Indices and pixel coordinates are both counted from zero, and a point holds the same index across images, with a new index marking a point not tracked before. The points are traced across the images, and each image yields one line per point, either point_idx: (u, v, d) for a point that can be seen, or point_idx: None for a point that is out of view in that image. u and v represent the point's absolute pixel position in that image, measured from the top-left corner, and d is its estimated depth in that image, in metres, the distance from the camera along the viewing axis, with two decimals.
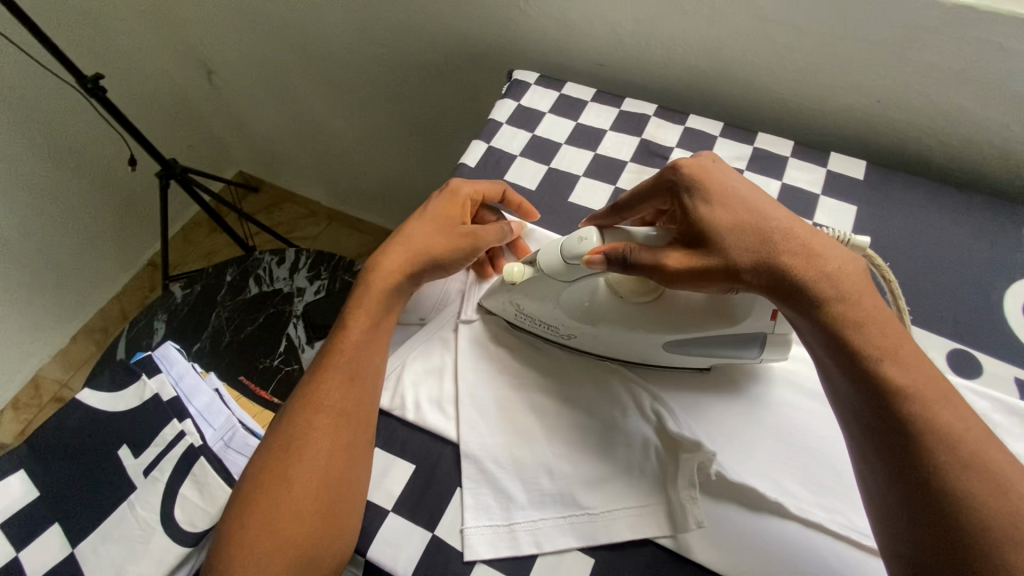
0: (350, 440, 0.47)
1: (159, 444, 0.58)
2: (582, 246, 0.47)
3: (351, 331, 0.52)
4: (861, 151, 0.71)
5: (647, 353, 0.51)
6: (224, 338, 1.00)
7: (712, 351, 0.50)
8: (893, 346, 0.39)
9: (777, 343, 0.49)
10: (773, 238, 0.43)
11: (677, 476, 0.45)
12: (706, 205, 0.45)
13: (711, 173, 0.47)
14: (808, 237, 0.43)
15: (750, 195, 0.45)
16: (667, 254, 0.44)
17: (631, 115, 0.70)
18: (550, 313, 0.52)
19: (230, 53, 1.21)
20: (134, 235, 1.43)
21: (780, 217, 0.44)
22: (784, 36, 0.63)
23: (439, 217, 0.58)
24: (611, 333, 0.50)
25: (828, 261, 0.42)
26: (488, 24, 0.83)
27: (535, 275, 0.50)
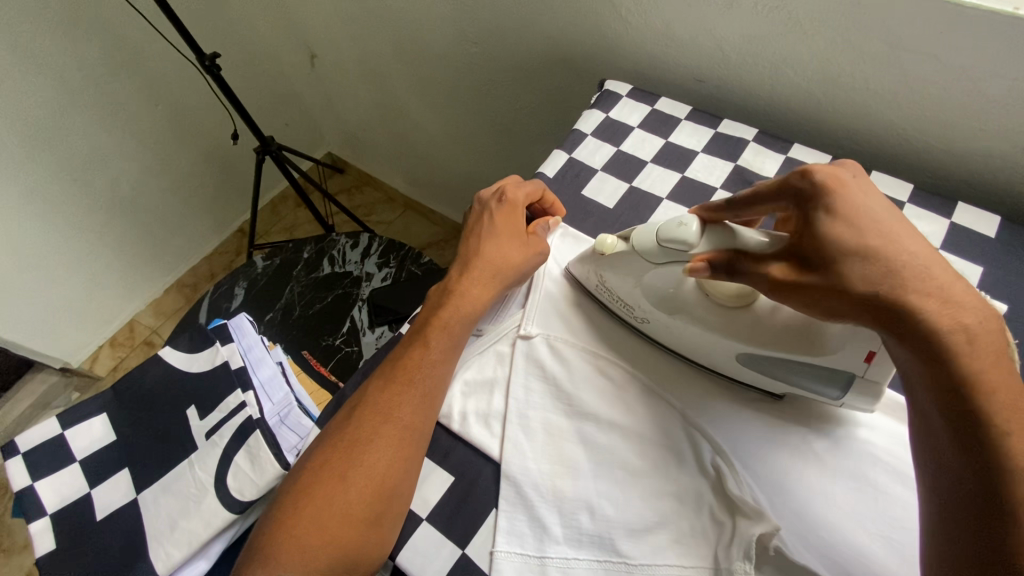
0: (411, 456, 0.46)
1: (222, 411, 0.61)
2: (681, 232, 0.45)
3: (430, 341, 0.51)
4: (994, 203, 0.62)
5: (717, 360, 0.49)
6: (294, 312, 1.05)
7: (791, 377, 0.46)
8: (1020, 412, 0.34)
9: (865, 391, 0.44)
10: (901, 271, 0.37)
11: (731, 545, 0.41)
12: (836, 223, 0.39)
13: (851, 189, 0.40)
14: (937, 280, 0.37)
15: (890, 219, 0.39)
16: (773, 265, 0.41)
17: (727, 137, 0.66)
18: (630, 292, 0.51)
19: (333, 38, 1.26)
20: (229, 203, 1.54)
21: (912, 245, 0.38)
22: (918, 67, 0.56)
23: (508, 224, 0.57)
24: (685, 327, 0.49)
25: (955, 312, 0.36)
26: (586, 30, 0.80)
27: (626, 251, 0.49)
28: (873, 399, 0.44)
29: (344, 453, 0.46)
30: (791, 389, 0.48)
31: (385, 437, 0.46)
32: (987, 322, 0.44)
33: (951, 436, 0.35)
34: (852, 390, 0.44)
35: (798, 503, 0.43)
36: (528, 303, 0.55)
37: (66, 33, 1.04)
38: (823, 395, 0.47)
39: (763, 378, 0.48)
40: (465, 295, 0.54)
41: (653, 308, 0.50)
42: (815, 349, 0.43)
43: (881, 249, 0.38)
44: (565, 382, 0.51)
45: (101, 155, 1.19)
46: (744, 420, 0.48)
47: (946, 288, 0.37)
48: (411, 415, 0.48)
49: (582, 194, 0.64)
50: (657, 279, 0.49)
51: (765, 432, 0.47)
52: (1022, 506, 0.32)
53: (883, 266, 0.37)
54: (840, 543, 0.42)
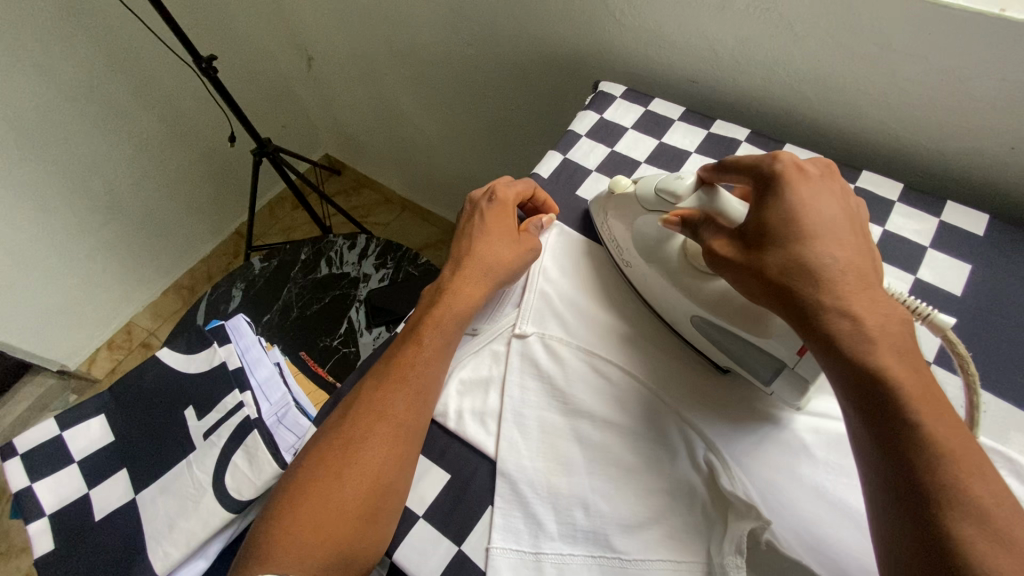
0: (407, 453, 0.47)
1: (220, 411, 0.61)
2: (676, 184, 0.50)
3: (423, 339, 0.52)
4: (983, 202, 0.63)
5: (676, 318, 0.52)
6: (292, 313, 1.06)
7: (732, 355, 0.48)
8: (929, 404, 0.34)
9: (792, 382, 0.46)
10: (813, 263, 0.39)
11: (723, 540, 0.42)
12: (772, 211, 0.42)
13: (799, 181, 0.42)
14: (859, 276, 0.39)
15: (822, 213, 0.41)
16: (716, 237, 0.45)
17: (720, 138, 0.66)
18: (623, 233, 0.57)
19: (330, 40, 1.26)
20: (226, 205, 1.55)
21: (842, 244, 0.40)
22: (907, 68, 0.57)
23: (500, 222, 0.58)
24: (655, 278, 0.53)
25: (874, 308, 0.37)
26: (580, 32, 0.81)
27: (631, 195, 0.55)
28: (800, 393, 0.46)
29: (340, 450, 0.47)
30: (729, 366, 0.49)
31: (379, 434, 0.47)
32: (963, 349, 0.43)
33: (857, 419, 0.36)
34: (780, 378, 0.46)
35: (790, 498, 0.44)
36: (523, 301, 0.56)
37: (62, 36, 1.04)
38: (753, 378, 0.48)
39: (707, 345, 0.50)
40: (457, 293, 0.55)
41: (636, 254, 0.55)
42: (758, 328, 0.46)
43: (802, 242, 0.40)
44: (560, 380, 0.51)
45: (97, 158, 1.19)
46: (737, 416, 0.49)
47: (867, 289, 0.38)
48: (405, 411, 0.48)
49: (576, 195, 0.64)
50: (647, 227, 0.55)
51: (758, 427, 0.48)
52: (913, 484, 0.33)
53: (799, 259, 0.39)
54: (831, 538, 0.42)
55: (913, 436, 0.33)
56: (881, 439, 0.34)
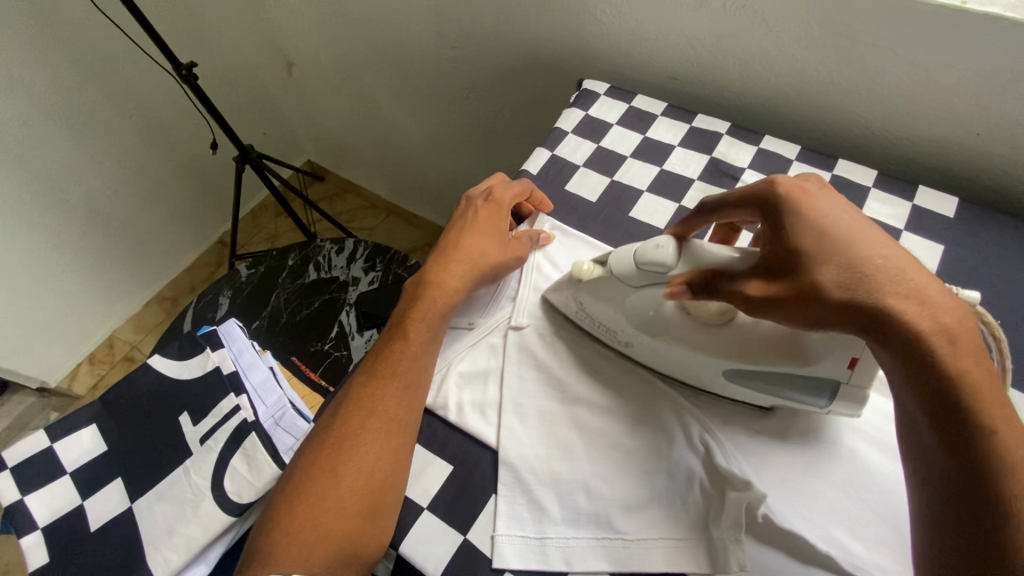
0: (400, 445, 0.47)
1: (217, 415, 0.61)
2: (659, 254, 0.46)
3: (410, 335, 0.52)
4: (953, 186, 0.66)
5: (704, 376, 0.49)
6: (281, 319, 1.05)
7: (778, 391, 0.47)
8: (997, 407, 0.33)
9: (849, 396, 0.45)
10: (872, 273, 0.37)
11: (721, 514, 0.43)
12: (801, 225, 0.40)
13: (814, 198, 0.41)
14: (918, 278, 0.37)
15: (858, 221, 0.40)
16: (748, 283, 0.41)
17: (702, 131, 0.68)
18: (612, 317, 0.51)
19: (311, 45, 1.27)
20: (208, 213, 1.53)
21: (883, 245, 0.39)
22: (876, 59, 0.60)
23: (493, 221, 0.58)
24: (669, 348, 0.49)
25: (937, 308, 0.36)
26: (562, 31, 0.83)
27: (605, 276, 0.50)
28: (857, 405, 0.45)
29: (333, 450, 0.47)
30: (778, 401, 0.48)
31: (369, 432, 0.47)
32: (991, 316, 0.41)
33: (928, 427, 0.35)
34: (838, 398, 0.45)
35: (786, 475, 0.46)
36: (518, 295, 0.57)
37: (35, 44, 1.02)
38: (810, 405, 0.47)
39: (747, 394, 0.48)
40: (445, 289, 0.54)
41: (636, 330, 0.50)
42: (800, 357, 0.44)
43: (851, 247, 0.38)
44: (556, 369, 0.52)
45: (74, 168, 1.17)
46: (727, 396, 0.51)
47: (924, 286, 0.37)
48: (396, 406, 0.49)
49: (565, 189, 0.66)
50: (639, 303, 0.49)
51: (747, 410, 0.50)
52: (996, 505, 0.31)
53: (850, 265, 0.38)
54: (829, 512, 0.44)
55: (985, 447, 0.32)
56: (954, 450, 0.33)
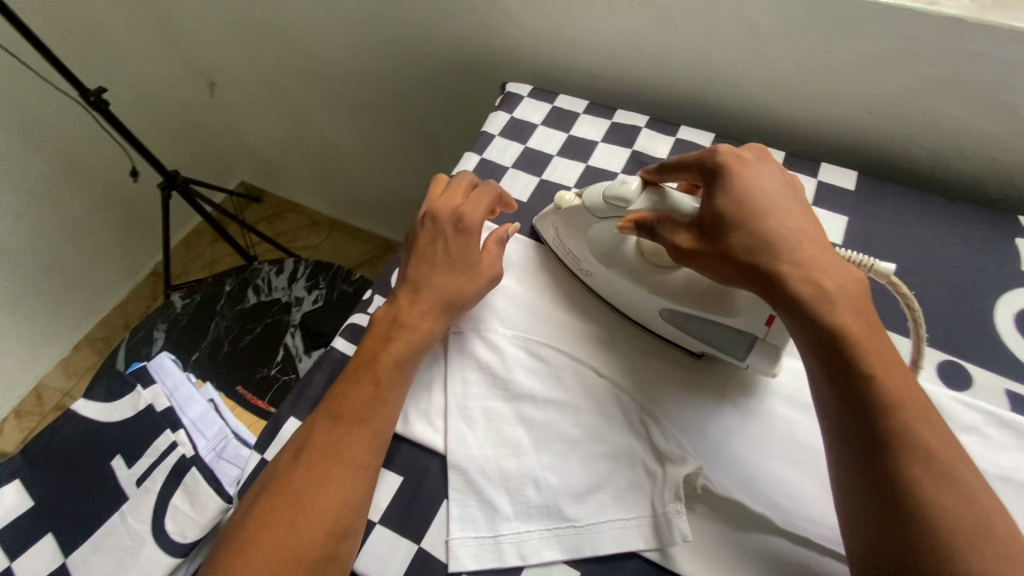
0: (361, 492, 0.45)
1: (153, 454, 0.59)
2: (624, 190, 0.50)
3: (382, 381, 0.49)
4: (854, 162, 0.71)
5: (645, 314, 0.54)
6: (222, 347, 1.01)
7: (706, 335, 0.51)
8: (884, 358, 0.39)
9: (767, 353, 0.48)
10: (780, 239, 0.43)
11: (663, 489, 0.45)
12: (723, 199, 0.45)
13: (745, 170, 0.46)
14: (819, 246, 0.43)
15: (776, 196, 0.45)
16: (679, 233, 0.47)
17: (623, 126, 0.71)
18: (579, 246, 0.56)
19: (233, 63, 1.23)
20: (137, 246, 1.45)
21: (793, 220, 0.44)
22: (774, 49, 0.64)
23: (460, 253, 0.54)
24: (618, 280, 0.54)
25: (830, 274, 0.41)
26: (483, 36, 0.84)
27: (579, 207, 0.55)
28: (773, 361, 0.49)
29: (282, 501, 0.43)
30: (704, 347, 0.52)
31: (326, 479, 0.44)
32: (908, 291, 0.45)
33: (822, 375, 0.40)
34: (754, 352, 0.49)
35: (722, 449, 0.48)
36: None
37: None
38: (730, 357, 0.51)
39: (678, 335, 0.53)
40: (412, 327, 0.51)
41: (597, 262, 0.55)
42: (721, 308, 0.48)
43: (761, 219, 0.44)
44: (500, 368, 0.53)
45: None
46: (664, 377, 0.53)
47: (823, 254, 0.43)
48: (365, 454, 0.46)
49: None
50: (602, 235, 0.54)
51: (683, 388, 0.52)
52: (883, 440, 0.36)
53: (759, 235, 0.43)
54: (764, 478, 0.47)
55: (874, 391, 0.37)
56: (846, 394, 0.38)
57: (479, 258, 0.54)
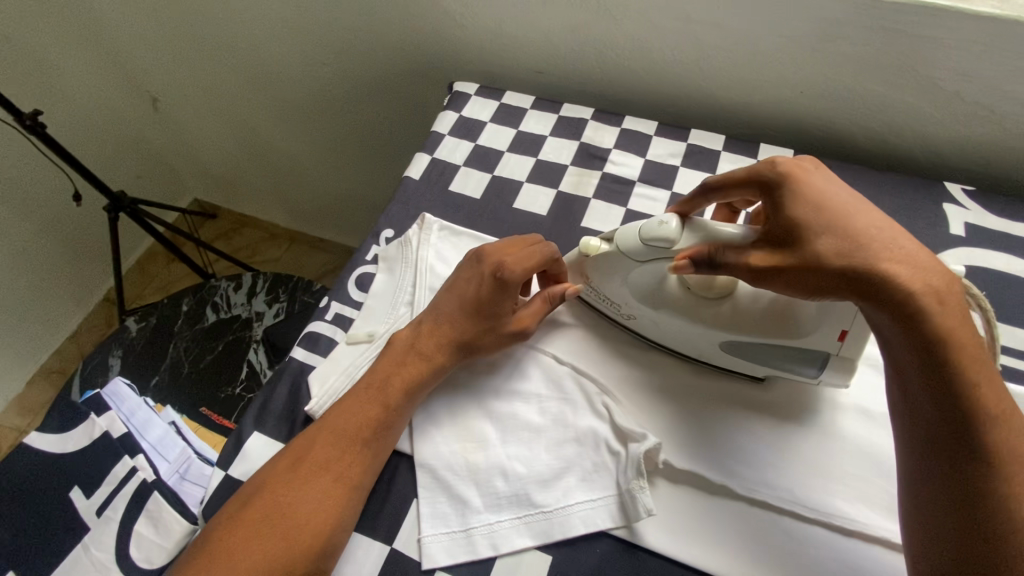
0: (346, 509, 0.45)
1: (112, 483, 0.57)
2: (663, 231, 0.47)
3: (389, 402, 0.48)
4: (791, 141, 0.74)
5: (702, 349, 0.51)
6: (184, 369, 0.98)
7: (773, 361, 0.49)
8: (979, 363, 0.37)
9: (840, 367, 0.48)
10: (869, 241, 0.40)
11: (625, 467, 0.46)
12: (799, 207, 0.42)
13: (810, 177, 0.44)
14: (909, 243, 0.40)
15: (849, 197, 0.43)
16: (751, 253, 0.43)
17: (570, 119, 0.72)
18: (617, 292, 0.53)
19: (177, 76, 1.20)
20: (88, 272, 1.39)
21: (877, 221, 0.41)
22: (708, 36, 0.66)
23: (490, 307, 0.51)
24: (668, 320, 0.51)
25: (929, 272, 0.39)
26: (429, 36, 0.85)
27: (613, 253, 0.50)
28: (847, 373, 0.48)
29: (268, 513, 0.43)
30: (773, 372, 0.50)
31: (323, 500, 0.44)
32: (980, 295, 0.44)
33: (915, 381, 0.38)
34: (829, 367, 0.48)
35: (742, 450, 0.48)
36: (415, 300, 0.57)
37: None
38: (801, 375, 0.50)
39: (743, 365, 0.51)
40: (425, 358, 0.50)
41: (640, 305, 0.52)
42: (792, 333, 0.47)
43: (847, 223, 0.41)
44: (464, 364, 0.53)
45: None
46: (622, 359, 0.54)
47: (912, 253, 0.40)
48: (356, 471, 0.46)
49: (449, 191, 0.67)
50: (642, 277, 0.51)
51: (641, 370, 0.53)
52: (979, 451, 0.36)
53: (853, 240, 0.40)
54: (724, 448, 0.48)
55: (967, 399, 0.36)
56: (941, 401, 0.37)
57: (507, 315, 0.51)
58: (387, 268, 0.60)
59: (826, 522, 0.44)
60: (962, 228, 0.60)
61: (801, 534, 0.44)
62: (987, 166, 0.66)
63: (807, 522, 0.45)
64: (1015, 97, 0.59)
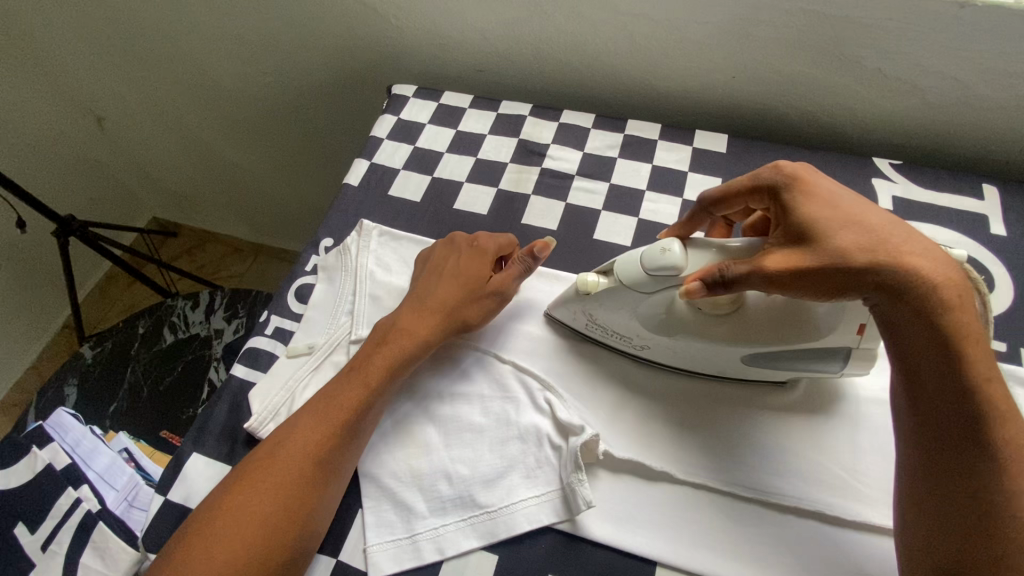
0: (319, 494, 0.44)
1: (56, 516, 0.55)
2: (667, 258, 0.44)
3: (374, 382, 0.48)
4: (728, 125, 0.75)
5: (722, 365, 0.50)
6: (143, 393, 0.95)
7: (797, 365, 0.48)
8: (991, 367, 0.38)
9: (862, 357, 0.47)
10: (891, 244, 0.40)
11: (566, 461, 0.46)
12: (818, 205, 0.42)
13: (821, 181, 0.43)
14: (926, 248, 0.40)
15: (860, 201, 0.43)
16: (774, 256, 0.41)
17: (509, 117, 0.72)
18: (625, 324, 0.50)
19: (119, 94, 1.17)
20: (43, 300, 1.35)
21: (888, 225, 0.41)
22: (638, 27, 0.67)
23: (470, 268, 0.53)
24: (687, 343, 0.49)
25: (946, 276, 0.39)
26: (367, 40, 0.84)
27: (613, 288, 0.48)
28: (868, 362, 0.47)
29: (242, 506, 0.42)
30: (794, 373, 0.49)
31: (300, 491, 0.43)
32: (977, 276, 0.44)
33: (930, 383, 0.38)
34: (850, 361, 0.47)
35: (702, 444, 0.48)
36: (354, 309, 0.56)
37: None
38: (825, 370, 0.49)
39: (766, 373, 0.49)
40: (409, 336, 0.50)
41: (653, 333, 0.50)
42: (815, 334, 0.45)
43: (867, 223, 0.41)
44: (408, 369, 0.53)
45: None
46: (564, 354, 0.54)
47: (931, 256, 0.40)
48: (337, 455, 0.45)
49: (389, 195, 0.66)
50: (651, 306, 0.48)
51: (583, 363, 0.54)
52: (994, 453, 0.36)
53: (875, 241, 0.40)
54: (663, 435, 0.49)
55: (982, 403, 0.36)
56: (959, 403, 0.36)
57: (485, 274, 0.53)
58: (327, 278, 0.59)
59: (761, 499, 0.45)
60: (889, 202, 0.62)
61: (743, 514, 0.45)
62: (914, 139, 0.68)
63: (745, 501, 0.46)
64: (933, 71, 0.61)
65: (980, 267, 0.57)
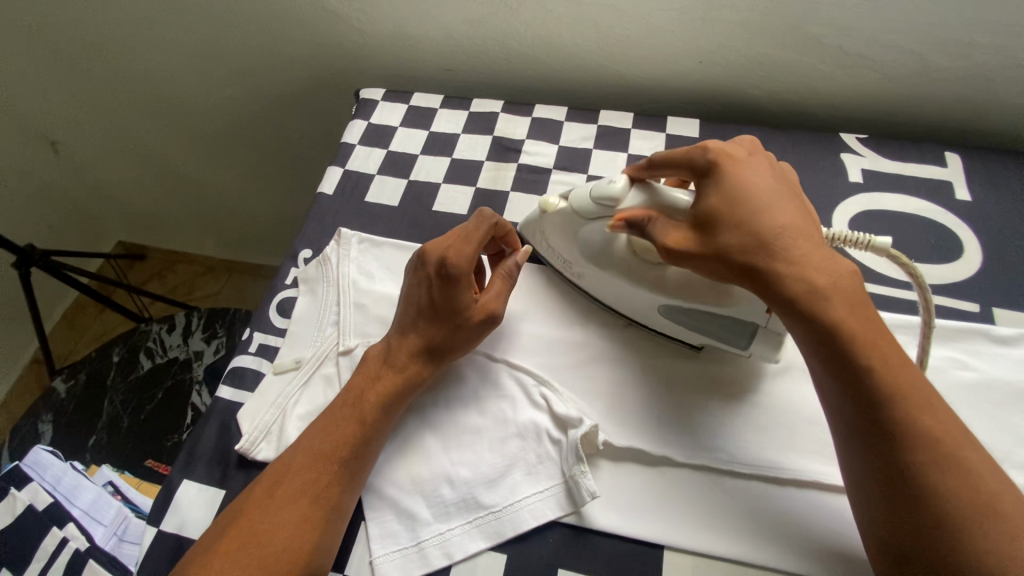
0: (320, 532, 0.43)
1: (41, 559, 0.53)
2: (610, 189, 0.49)
3: (366, 415, 0.47)
4: (699, 110, 0.75)
5: (642, 312, 0.53)
6: (123, 424, 0.92)
7: (704, 328, 0.50)
8: (886, 352, 0.39)
9: (767, 339, 0.48)
10: (770, 239, 0.42)
11: (567, 454, 0.46)
12: (715, 194, 0.45)
13: (738, 164, 0.46)
14: (807, 242, 0.42)
15: (762, 190, 0.45)
16: (670, 231, 0.46)
17: (482, 115, 0.71)
18: (568, 248, 0.55)
19: (71, 116, 1.12)
20: (7, 336, 1.30)
21: (778, 219, 0.43)
22: (603, 17, 0.67)
23: (444, 300, 0.49)
24: (613, 279, 0.52)
25: (824, 270, 0.41)
26: (331, 45, 0.83)
27: (565, 210, 0.53)
28: (775, 345, 0.48)
29: (239, 545, 0.41)
30: (704, 340, 0.51)
31: (297, 528, 0.42)
32: (910, 263, 0.46)
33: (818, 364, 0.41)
34: (756, 339, 0.48)
35: (701, 428, 0.49)
36: (340, 318, 0.55)
37: None
38: (731, 346, 0.50)
39: (678, 330, 0.51)
40: (399, 367, 0.49)
41: (586, 264, 0.54)
42: (725, 297, 0.47)
43: (749, 214, 0.43)
44: None
45: None
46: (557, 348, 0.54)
47: (812, 253, 0.42)
48: (333, 489, 0.44)
49: (366, 202, 0.65)
50: (592, 235, 0.52)
51: (575, 355, 0.53)
52: (889, 431, 0.37)
53: (747, 232, 0.43)
54: (664, 420, 0.49)
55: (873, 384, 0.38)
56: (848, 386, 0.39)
57: (467, 304, 0.49)
58: (309, 290, 0.58)
59: (760, 475, 0.46)
60: (859, 175, 0.63)
61: (744, 491, 0.46)
62: (875, 113, 0.70)
63: (743, 477, 0.46)
64: (890, 46, 0.63)
65: (947, 232, 0.59)
